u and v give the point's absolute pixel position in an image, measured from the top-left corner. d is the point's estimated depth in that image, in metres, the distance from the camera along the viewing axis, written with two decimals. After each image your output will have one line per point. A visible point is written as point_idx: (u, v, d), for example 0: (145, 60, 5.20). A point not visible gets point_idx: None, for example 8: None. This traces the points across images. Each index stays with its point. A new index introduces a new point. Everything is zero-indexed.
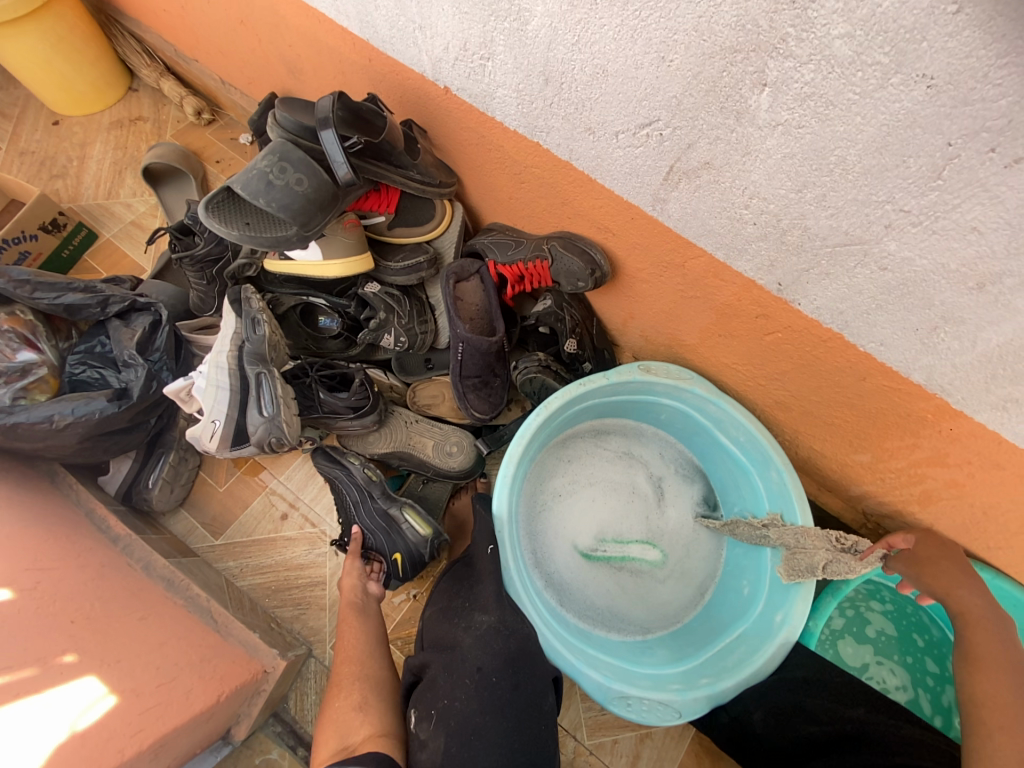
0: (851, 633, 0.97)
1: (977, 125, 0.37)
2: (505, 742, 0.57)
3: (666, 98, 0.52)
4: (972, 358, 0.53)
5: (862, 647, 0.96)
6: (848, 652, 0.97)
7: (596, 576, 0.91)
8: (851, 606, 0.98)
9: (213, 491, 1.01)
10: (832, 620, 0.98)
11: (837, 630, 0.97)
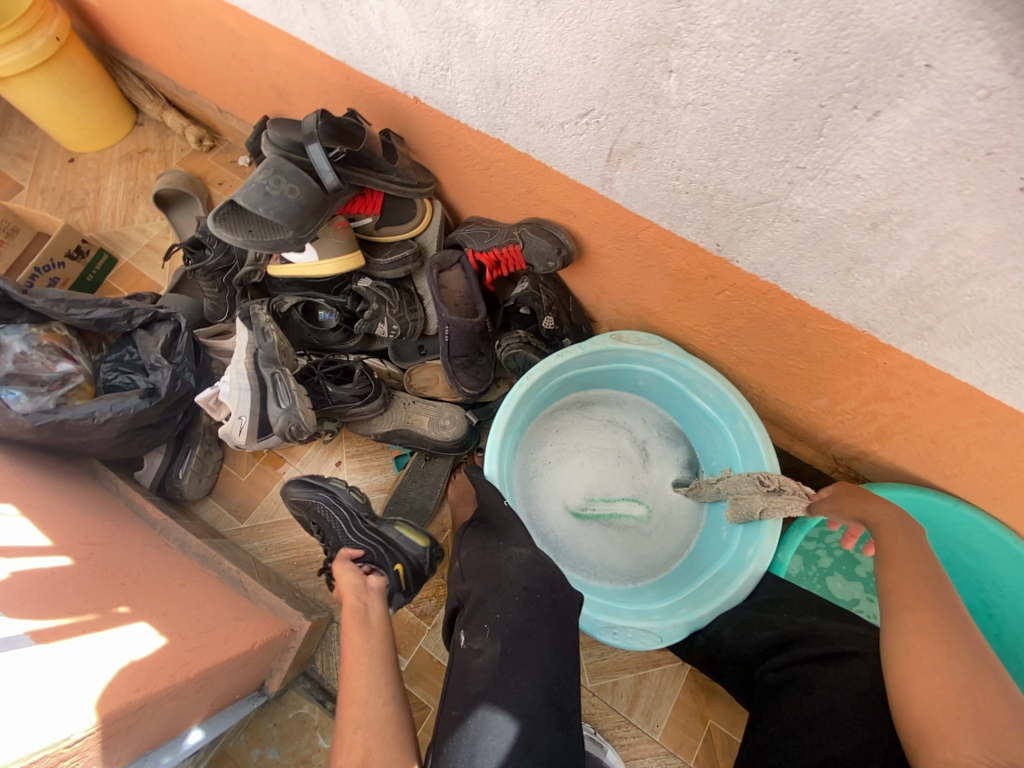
0: (840, 571, 1.03)
1: (839, 88, 0.45)
2: (552, 642, 0.67)
3: (596, 89, 0.60)
4: (886, 292, 0.60)
5: (853, 584, 1.02)
6: (838, 588, 1.03)
7: (586, 532, 0.99)
8: (841, 548, 1.04)
9: (236, 480, 1.11)
10: (821, 559, 1.05)
11: (826, 568, 1.04)
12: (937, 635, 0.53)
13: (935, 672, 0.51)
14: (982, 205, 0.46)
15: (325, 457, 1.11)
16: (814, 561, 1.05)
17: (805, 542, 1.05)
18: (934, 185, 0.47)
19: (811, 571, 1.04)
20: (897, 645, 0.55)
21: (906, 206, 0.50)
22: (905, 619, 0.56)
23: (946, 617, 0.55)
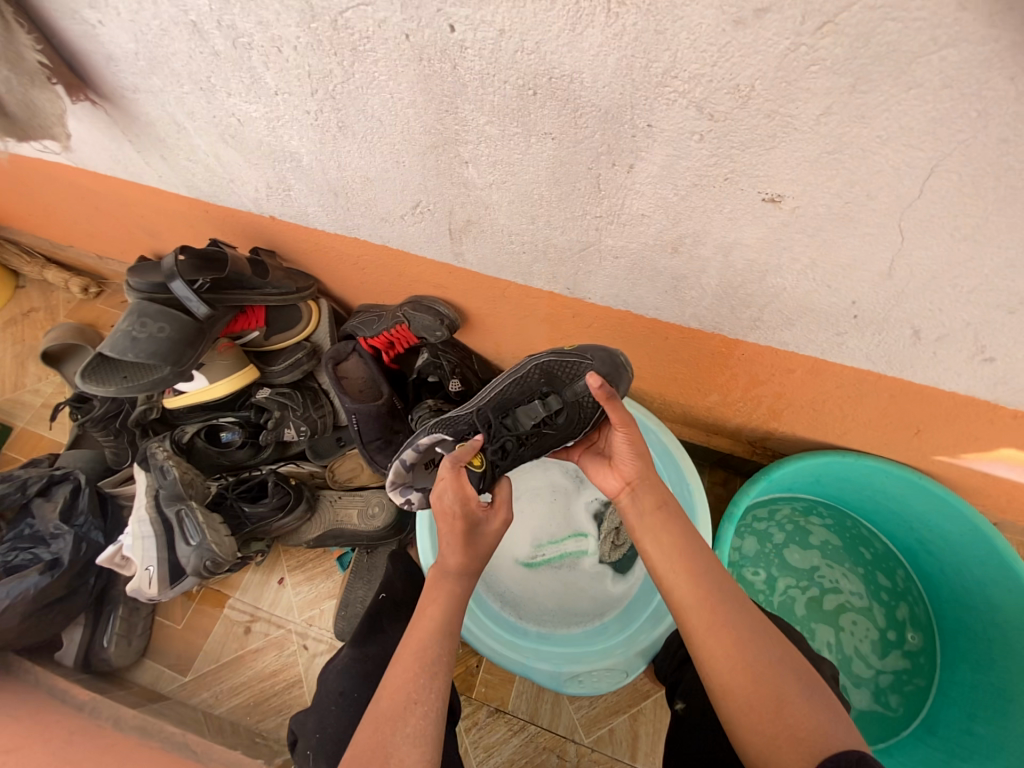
0: (796, 542, 1.06)
1: (597, 153, 0.52)
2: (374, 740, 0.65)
3: (417, 184, 0.66)
4: (712, 299, 0.67)
5: (810, 553, 1.05)
6: (797, 560, 1.05)
7: (541, 581, 0.98)
8: (790, 521, 1.07)
9: (173, 631, 1.03)
10: (774, 535, 1.07)
11: (782, 543, 1.06)
12: (740, 656, 0.52)
13: (753, 705, 0.49)
14: (743, 217, 0.54)
15: (266, 579, 1.06)
16: (769, 538, 1.06)
17: (757, 521, 1.07)
18: (701, 210, 0.54)
19: (769, 548, 1.05)
20: (716, 680, 0.52)
21: (690, 229, 0.57)
22: (709, 649, 0.53)
23: (738, 627, 0.53)
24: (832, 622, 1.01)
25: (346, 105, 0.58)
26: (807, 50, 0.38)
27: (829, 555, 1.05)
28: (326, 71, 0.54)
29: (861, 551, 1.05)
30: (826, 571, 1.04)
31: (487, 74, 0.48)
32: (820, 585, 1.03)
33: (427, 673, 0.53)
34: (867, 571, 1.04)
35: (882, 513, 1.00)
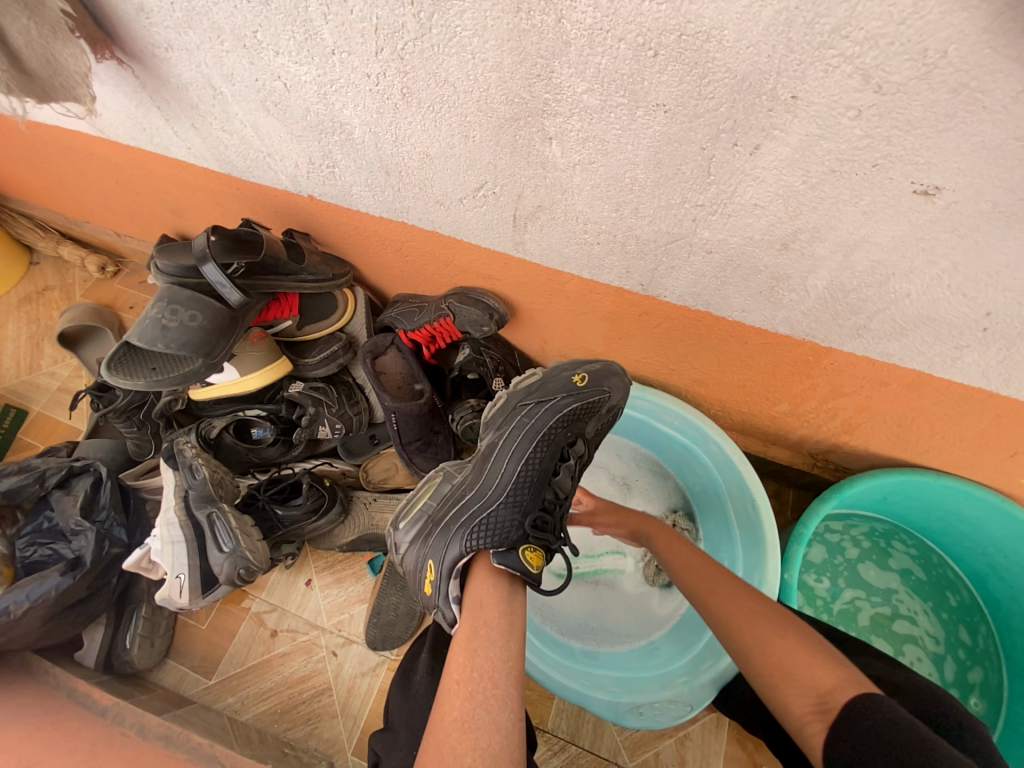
0: (873, 561, 1.00)
1: (716, 130, 0.44)
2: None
3: (485, 163, 0.59)
4: (814, 303, 0.59)
5: (887, 574, 0.99)
6: (872, 577, 0.99)
7: (580, 597, 0.94)
8: (868, 540, 1.02)
9: (197, 631, 1.00)
10: (847, 549, 1.01)
11: (856, 559, 1.00)
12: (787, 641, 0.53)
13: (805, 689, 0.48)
14: (880, 213, 0.46)
15: (293, 580, 1.01)
16: (841, 551, 1.01)
17: (829, 532, 1.02)
18: (831, 202, 0.47)
19: (839, 561, 1.01)
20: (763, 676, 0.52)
21: (809, 224, 0.50)
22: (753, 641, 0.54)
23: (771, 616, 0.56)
24: (893, 644, 0.95)
25: (415, 68, 0.50)
26: None
27: (907, 583, 0.99)
28: (398, 25, 0.46)
29: (945, 595, 0.97)
30: (901, 597, 0.98)
31: (598, 30, 0.40)
32: (891, 607, 0.97)
33: (466, 652, 0.54)
34: (947, 617, 0.96)
35: (984, 561, 0.90)
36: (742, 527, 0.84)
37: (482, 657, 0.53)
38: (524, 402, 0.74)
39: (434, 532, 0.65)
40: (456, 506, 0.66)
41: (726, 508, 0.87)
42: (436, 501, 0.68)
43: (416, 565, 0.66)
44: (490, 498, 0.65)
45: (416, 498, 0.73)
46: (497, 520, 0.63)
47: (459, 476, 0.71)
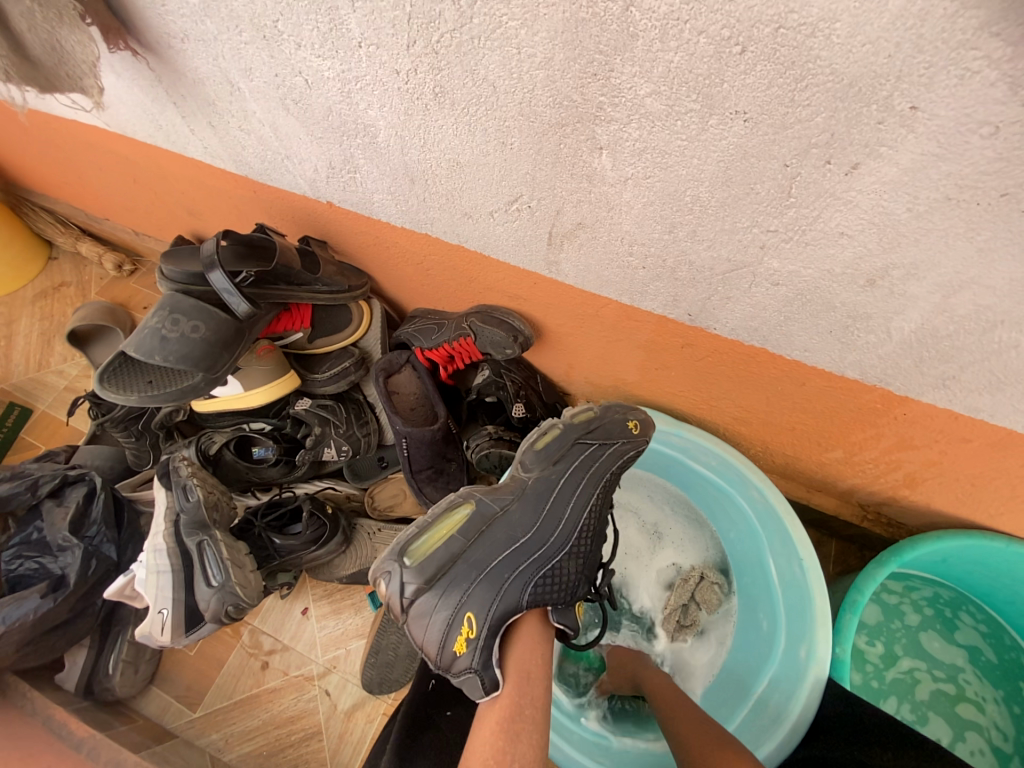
0: (935, 631, 0.90)
1: (805, 144, 0.37)
2: None
3: (521, 174, 0.52)
4: (894, 347, 0.51)
5: (952, 648, 0.89)
6: (935, 649, 0.89)
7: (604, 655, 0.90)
8: (932, 607, 0.91)
9: (184, 657, 0.93)
10: (906, 614, 0.92)
11: (916, 627, 0.91)
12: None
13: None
14: (1002, 250, 0.38)
15: (288, 608, 0.95)
16: (898, 614, 0.91)
17: (885, 592, 0.93)
18: (939, 234, 0.39)
19: (896, 626, 0.91)
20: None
21: (905, 258, 0.42)
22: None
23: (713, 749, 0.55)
24: (953, 726, 0.85)
25: (450, 64, 0.44)
26: None
27: (975, 663, 0.88)
28: (434, 14, 0.40)
29: (1017, 685, 0.85)
30: (966, 677, 0.87)
31: (673, 21, 0.33)
32: (956, 687, 0.87)
33: (508, 737, 0.50)
34: (1020, 711, 0.83)
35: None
36: (785, 586, 0.75)
37: (523, 744, 0.49)
38: (587, 440, 0.69)
39: (476, 581, 0.57)
40: (507, 547, 0.60)
41: (767, 564, 0.78)
42: (473, 538, 0.60)
43: (442, 617, 0.56)
44: (552, 545, 0.61)
45: (431, 527, 0.62)
46: (564, 571, 0.61)
47: (499, 510, 0.63)
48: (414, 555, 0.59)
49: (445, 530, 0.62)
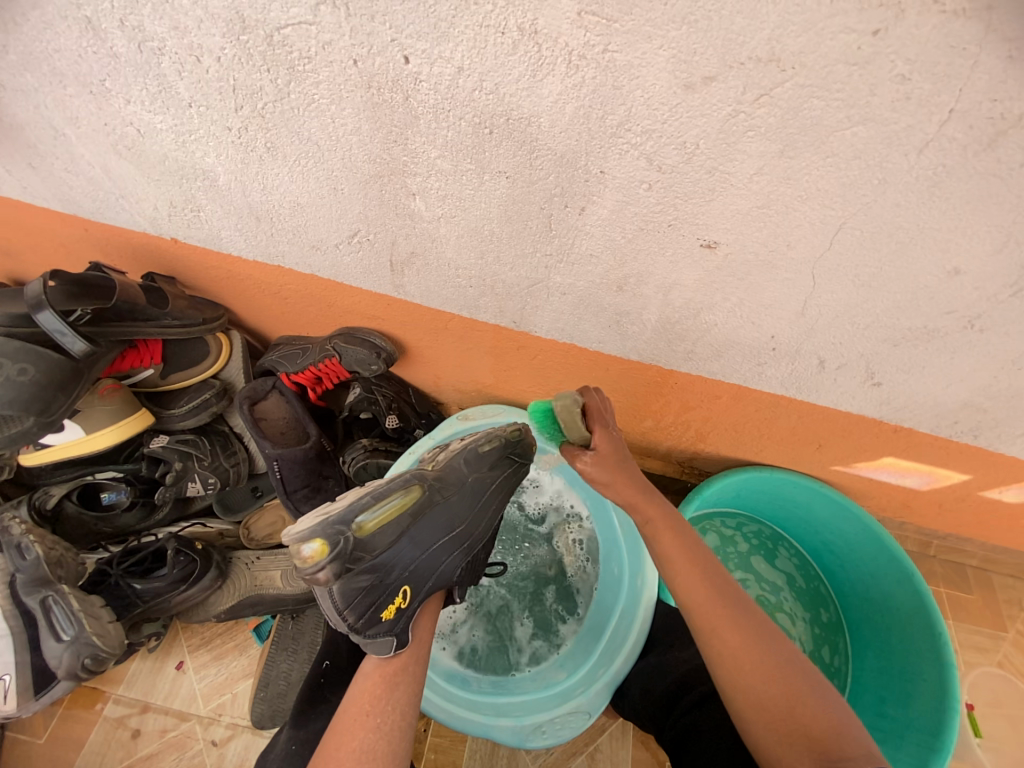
0: (762, 556, 1.16)
1: (549, 194, 0.53)
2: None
3: (356, 214, 0.62)
4: (652, 333, 0.71)
5: (775, 571, 1.16)
6: (764, 570, 1.15)
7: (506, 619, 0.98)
8: (758, 538, 1.18)
9: (31, 751, 0.82)
10: (739, 542, 1.17)
11: (748, 552, 1.16)
12: (756, 650, 0.58)
13: (776, 704, 0.54)
14: (682, 261, 0.57)
15: (160, 666, 0.88)
16: (733, 543, 1.16)
17: (725, 527, 1.18)
18: (646, 252, 0.57)
19: (732, 551, 1.15)
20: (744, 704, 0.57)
21: (634, 270, 0.60)
22: (730, 655, 0.58)
23: (742, 614, 0.60)
24: (768, 620, 1.10)
25: (277, 126, 0.53)
26: (746, 117, 0.42)
27: (791, 585, 1.15)
28: (255, 87, 0.50)
29: (819, 611, 1.14)
30: (786, 595, 1.14)
31: (441, 108, 0.47)
32: (777, 599, 1.13)
33: (387, 686, 0.60)
34: (818, 631, 1.13)
35: (846, 573, 1.07)
36: (626, 537, 0.88)
37: (400, 693, 0.60)
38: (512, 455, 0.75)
39: (414, 564, 0.63)
40: (445, 535, 0.66)
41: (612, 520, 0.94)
42: (421, 525, 0.63)
43: (369, 603, 0.59)
44: (469, 541, 0.71)
45: (387, 504, 0.60)
46: (473, 555, 0.74)
47: (445, 497, 0.66)
48: (367, 524, 0.58)
49: (399, 509, 0.60)
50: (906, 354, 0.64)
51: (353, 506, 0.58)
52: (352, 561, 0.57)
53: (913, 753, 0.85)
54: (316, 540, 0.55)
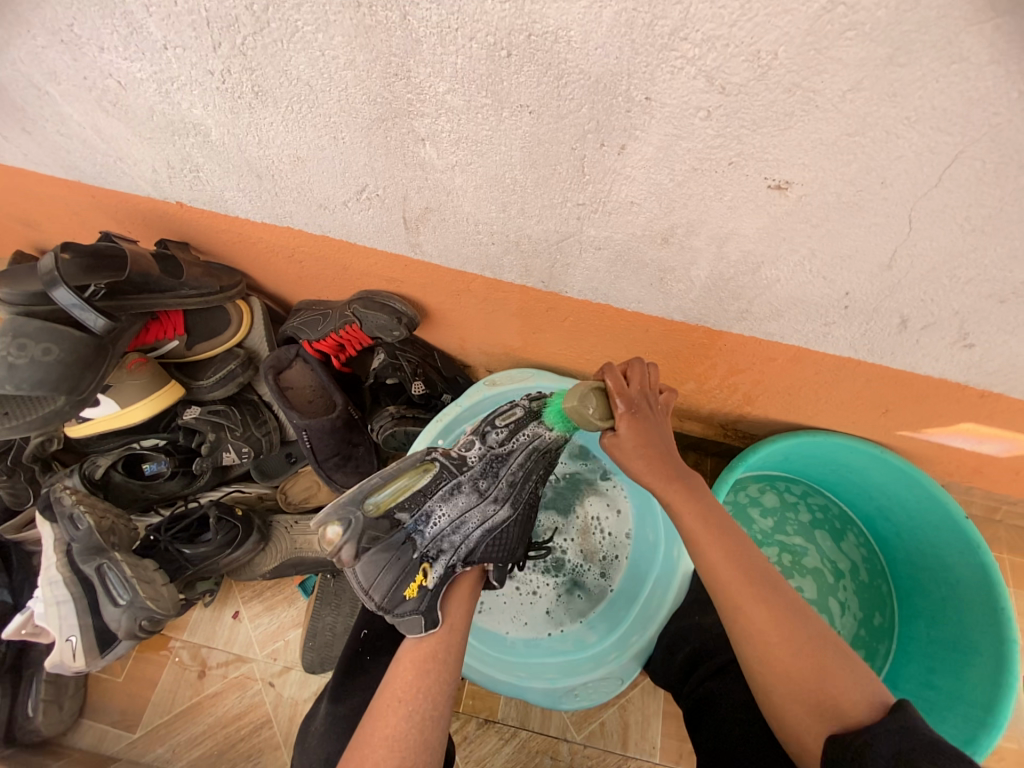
0: (827, 534, 1.10)
1: (581, 131, 0.44)
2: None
3: (361, 166, 0.55)
4: (700, 290, 0.62)
5: (840, 553, 1.08)
6: (827, 547, 1.09)
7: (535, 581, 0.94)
8: (820, 511, 1.11)
9: (114, 685, 0.92)
10: (800, 511, 1.11)
11: (810, 522, 1.10)
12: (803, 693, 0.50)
13: (810, 688, 0.50)
14: (743, 206, 0.48)
15: (217, 615, 0.95)
16: (794, 509, 1.11)
17: (788, 492, 1.12)
18: (698, 198, 0.48)
19: (790, 515, 1.10)
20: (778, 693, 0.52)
21: (683, 219, 0.51)
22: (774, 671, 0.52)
23: (767, 594, 0.55)
24: (819, 592, 1.05)
25: (262, 64, 0.46)
26: (846, 9, 0.32)
27: (853, 576, 1.07)
28: (231, 18, 0.42)
29: (872, 613, 1.05)
30: (844, 582, 1.07)
31: (447, 28, 0.39)
32: (833, 576, 1.07)
33: (418, 672, 0.60)
34: (863, 633, 1.04)
35: (900, 540, 1.00)
36: (664, 506, 0.87)
37: (432, 679, 0.60)
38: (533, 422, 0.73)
39: (429, 542, 0.68)
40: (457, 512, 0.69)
41: (650, 487, 0.90)
42: (433, 505, 0.69)
43: (392, 576, 0.65)
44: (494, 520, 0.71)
45: (394, 485, 0.68)
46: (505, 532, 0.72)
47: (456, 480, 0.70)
48: (376, 505, 0.67)
49: (406, 489, 0.69)
50: (1014, 312, 0.53)
51: (361, 491, 0.67)
52: (367, 539, 0.65)
53: (962, 728, 0.82)
54: (333, 523, 0.65)
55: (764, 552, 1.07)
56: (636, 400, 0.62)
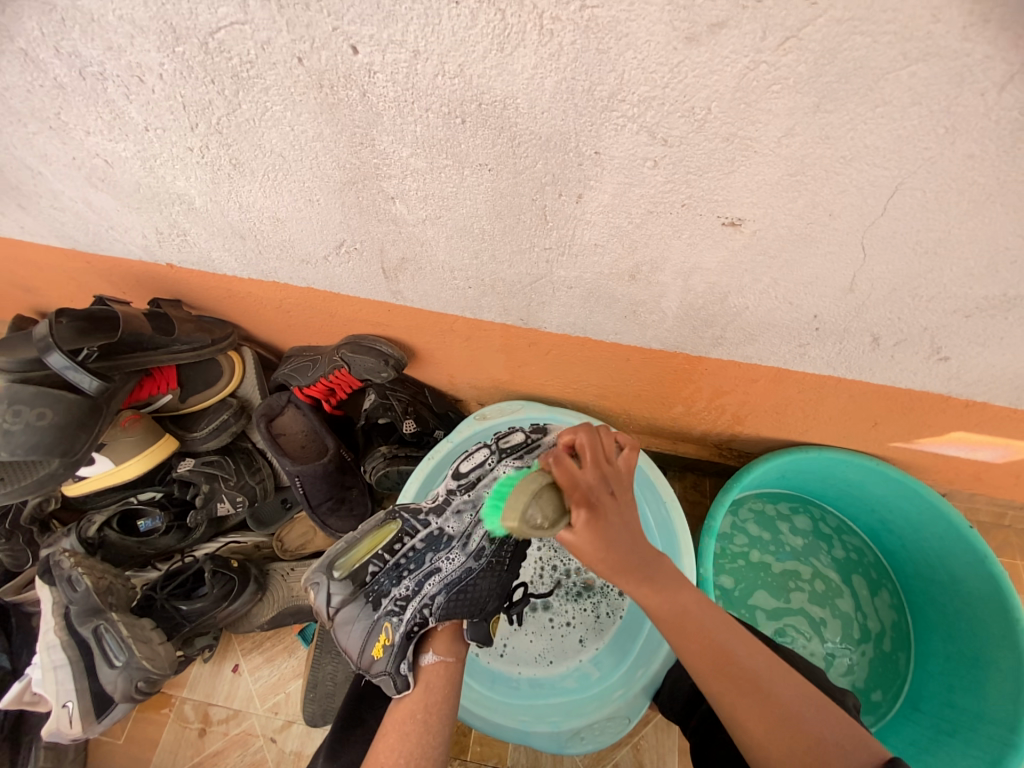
0: (862, 580, 1.05)
1: (540, 183, 0.46)
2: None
3: (337, 224, 0.58)
4: (674, 320, 0.63)
5: (871, 611, 1.03)
6: (862, 594, 1.04)
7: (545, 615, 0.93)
8: (854, 551, 1.07)
9: (114, 748, 0.90)
10: (835, 547, 1.07)
11: (842, 560, 1.06)
12: (769, 716, 0.49)
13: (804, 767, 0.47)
14: (703, 242, 0.49)
15: (218, 670, 0.93)
16: (827, 542, 1.08)
17: (822, 524, 1.09)
18: (658, 238, 0.50)
19: (824, 548, 1.07)
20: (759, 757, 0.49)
21: (646, 257, 0.53)
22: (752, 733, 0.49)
23: (736, 652, 0.53)
24: (835, 633, 1.01)
25: (238, 140, 0.49)
26: (769, 67, 0.34)
27: (876, 639, 1.02)
28: (205, 102, 0.45)
29: (874, 688, 0.99)
30: (864, 645, 1.02)
31: (404, 102, 0.41)
32: (858, 627, 1.03)
33: (399, 737, 0.59)
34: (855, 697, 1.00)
35: (909, 557, 0.98)
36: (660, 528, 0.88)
37: (414, 743, 0.59)
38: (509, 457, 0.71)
39: (396, 599, 0.67)
40: (424, 564, 0.69)
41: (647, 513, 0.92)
42: (394, 557, 0.70)
43: (357, 633, 0.66)
44: (465, 573, 0.69)
45: (359, 543, 0.71)
46: (472, 589, 0.69)
47: (425, 528, 0.72)
48: (339, 566, 0.69)
49: (373, 544, 0.71)
50: (981, 325, 0.54)
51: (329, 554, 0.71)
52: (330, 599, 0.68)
53: (987, 750, 0.78)
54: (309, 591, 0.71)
55: (793, 565, 1.05)
56: (594, 492, 0.50)
